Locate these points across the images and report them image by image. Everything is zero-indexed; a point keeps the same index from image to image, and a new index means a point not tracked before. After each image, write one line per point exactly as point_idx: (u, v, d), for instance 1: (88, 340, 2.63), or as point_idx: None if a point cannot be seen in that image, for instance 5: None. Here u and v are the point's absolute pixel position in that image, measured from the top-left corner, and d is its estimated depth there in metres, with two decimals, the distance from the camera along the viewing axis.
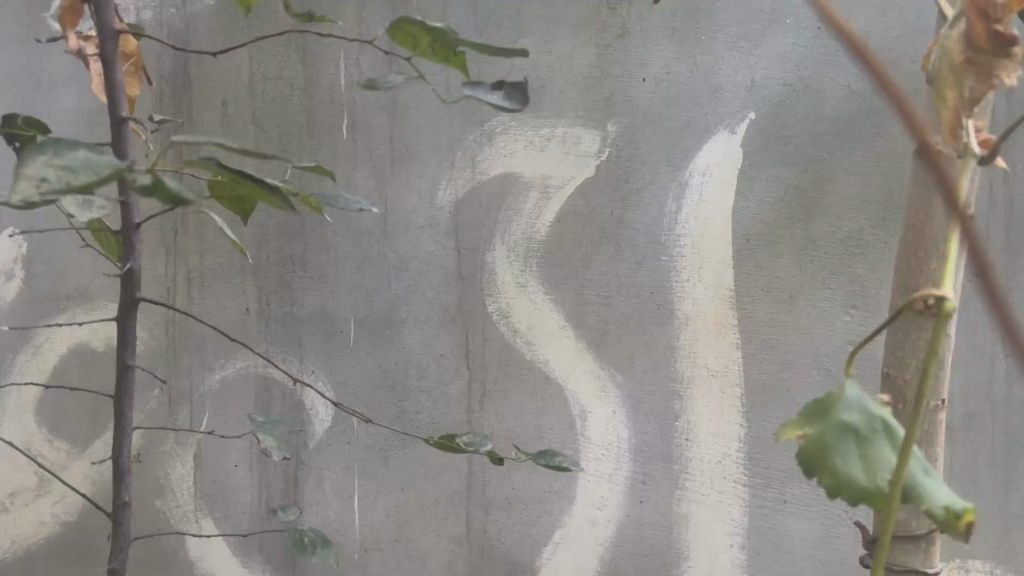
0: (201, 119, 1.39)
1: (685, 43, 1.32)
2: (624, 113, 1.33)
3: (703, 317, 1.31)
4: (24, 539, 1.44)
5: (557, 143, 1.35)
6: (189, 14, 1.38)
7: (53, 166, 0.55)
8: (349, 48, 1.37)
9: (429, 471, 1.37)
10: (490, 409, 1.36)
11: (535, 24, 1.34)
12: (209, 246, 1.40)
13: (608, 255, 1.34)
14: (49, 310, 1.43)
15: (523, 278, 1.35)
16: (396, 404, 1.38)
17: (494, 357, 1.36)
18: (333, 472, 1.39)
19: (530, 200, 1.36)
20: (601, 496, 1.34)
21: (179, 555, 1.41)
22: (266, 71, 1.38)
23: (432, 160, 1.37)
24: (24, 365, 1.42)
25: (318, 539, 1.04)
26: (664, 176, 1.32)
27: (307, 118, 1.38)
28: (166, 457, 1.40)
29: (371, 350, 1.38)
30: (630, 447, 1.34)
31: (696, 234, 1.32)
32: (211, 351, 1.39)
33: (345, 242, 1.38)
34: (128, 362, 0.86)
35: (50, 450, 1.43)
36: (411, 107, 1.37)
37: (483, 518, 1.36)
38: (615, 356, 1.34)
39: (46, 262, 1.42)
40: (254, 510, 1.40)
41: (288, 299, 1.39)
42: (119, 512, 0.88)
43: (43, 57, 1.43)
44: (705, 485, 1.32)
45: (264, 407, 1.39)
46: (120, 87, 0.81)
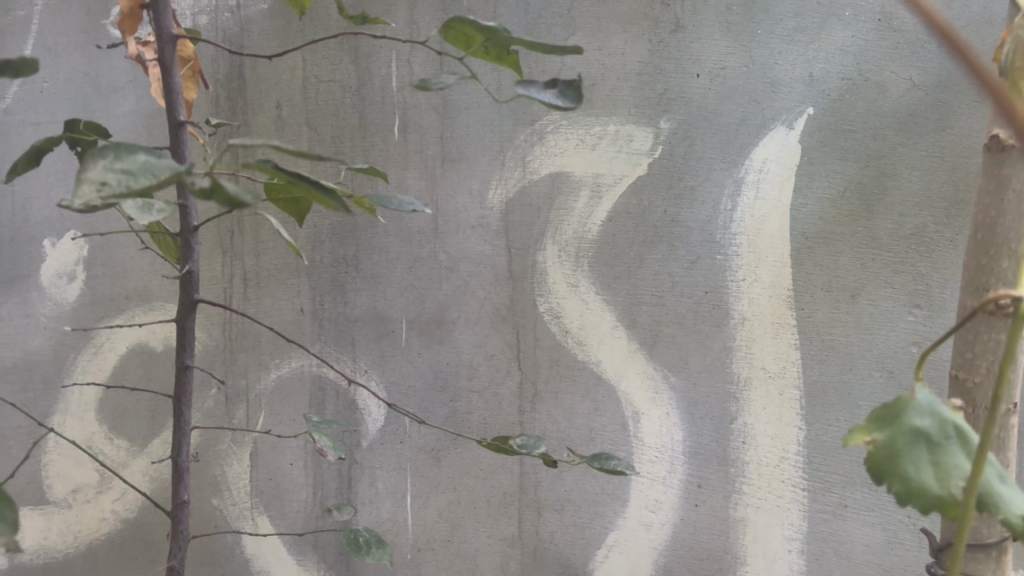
0: (255, 122, 1.40)
1: (741, 37, 1.29)
2: (677, 109, 1.31)
3: (760, 316, 1.29)
4: (86, 535, 1.47)
5: (610, 141, 1.34)
6: (244, 18, 1.39)
7: (113, 171, 0.56)
8: (401, 50, 1.38)
9: (481, 471, 1.37)
10: (542, 410, 1.35)
11: (587, 21, 1.33)
12: (264, 246, 1.41)
13: (660, 255, 1.32)
14: (109, 311, 1.46)
15: (574, 278, 1.34)
16: (447, 404, 1.38)
17: (546, 357, 1.35)
18: (386, 472, 1.39)
19: (582, 199, 1.35)
20: (654, 499, 1.32)
21: (235, 553, 1.42)
22: (319, 73, 1.39)
23: (483, 160, 1.37)
24: (85, 364, 1.46)
25: (372, 539, 1.04)
26: (719, 173, 1.30)
27: (359, 120, 1.39)
28: (222, 455, 1.43)
29: (423, 350, 1.38)
30: (684, 449, 1.32)
31: (751, 232, 1.29)
32: (267, 350, 1.41)
33: (397, 242, 1.39)
34: (187, 363, 0.87)
35: (111, 448, 1.46)
36: (461, 107, 1.37)
37: (536, 520, 1.35)
38: (668, 357, 1.32)
39: (106, 263, 1.46)
40: (308, 508, 1.41)
41: (341, 299, 1.40)
42: (178, 510, 0.89)
43: (103, 63, 1.46)
44: (763, 489, 1.29)
45: (318, 407, 1.41)
46: (179, 92, 0.82)
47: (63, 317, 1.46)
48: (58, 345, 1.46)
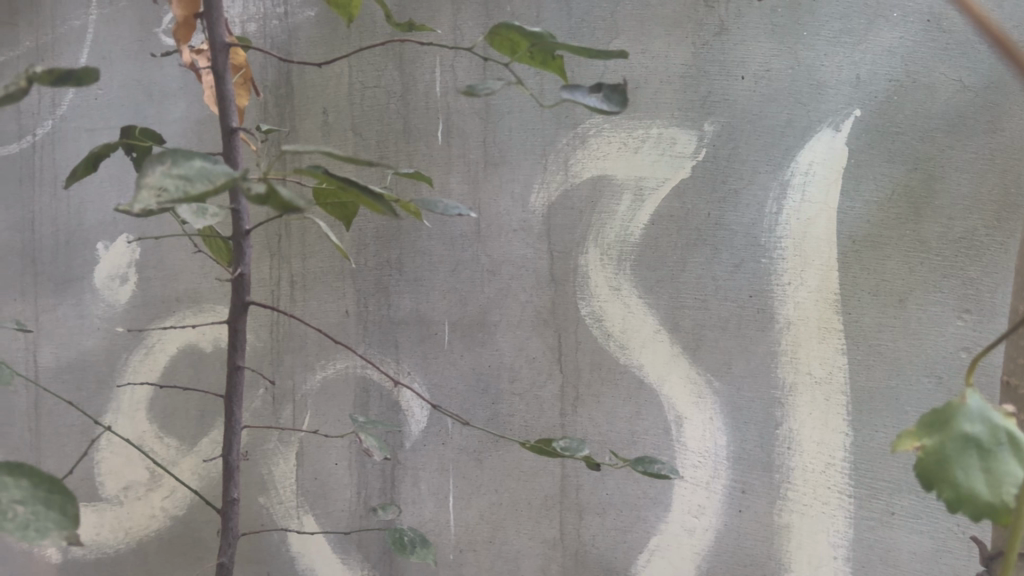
0: (302, 127, 1.43)
1: (786, 39, 1.29)
2: (721, 112, 1.31)
3: (806, 320, 1.28)
4: (136, 532, 1.50)
5: (652, 143, 1.34)
6: (291, 25, 1.42)
7: (171, 176, 0.58)
8: (445, 55, 1.39)
9: (523, 474, 1.37)
10: (584, 414, 1.35)
11: (630, 24, 1.33)
12: (311, 249, 1.44)
13: (704, 258, 1.31)
14: (160, 312, 1.49)
15: (616, 282, 1.34)
16: (489, 406, 1.39)
17: (588, 361, 1.35)
18: (428, 473, 1.41)
19: (624, 203, 1.35)
20: (698, 504, 1.31)
21: (280, 551, 1.45)
22: (365, 79, 1.42)
23: (525, 164, 1.38)
24: (136, 365, 1.49)
25: (417, 539, 1.05)
26: (764, 175, 1.29)
27: (403, 125, 1.41)
28: (269, 454, 1.46)
29: (465, 352, 1.39)
30: (728, 454, 1.31)
31: (797, 235, 1.28)
32: (313, 351, 1.44)
33: (440, 245, 1.40)
34: (238, 364, 0.90)
35: (161, 446, 1.50)
36: (504, 111, 1.38)
37: (578, 522, 1.35)
38: (712, 361, 1.31)
39: (158, 266, 1.49)
40: (352, 508, 1.43)
41: (385, 302, 1.42)
42: (228, 508, 0.91)
43: (155, 69, 1.49)
44: (809, 495, 1.28)
45: (363, 407, 1.43)
46: (231, 99, 0.83)
47: (116, 318, 1.50)
48: (111, 345, 1.50)
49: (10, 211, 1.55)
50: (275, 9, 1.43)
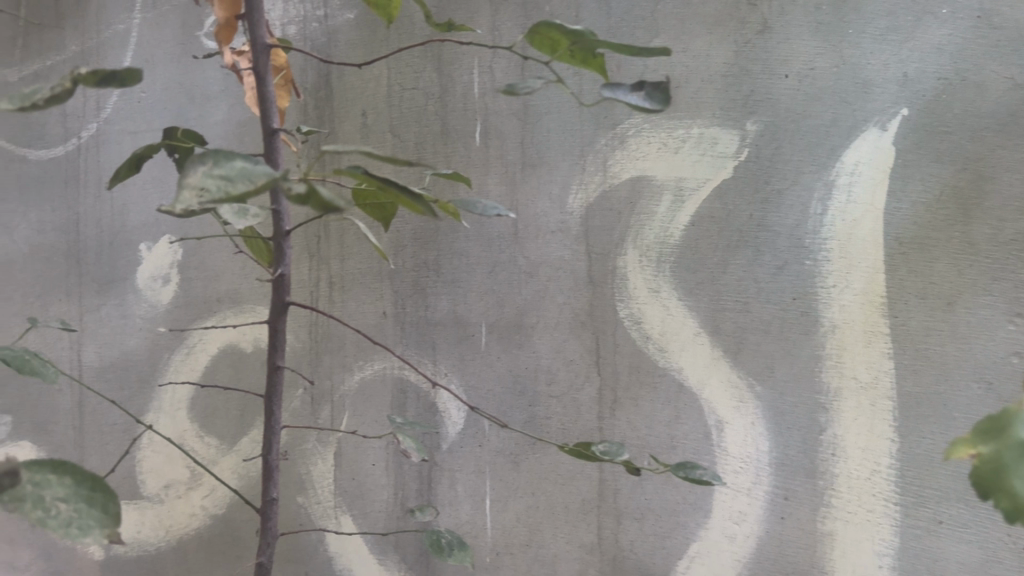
0: (341, 129, 1.45)
1: (830, 38, 1.26)
2: (764, 111, 1.29)
3: (851, 324, 1.25)
4: (177, 530, 1.52)
5: (693, 143, 1.32)
6: (330, 28, 1.43)
7: (212, 176, 0.58)
8: (483, 56, 1.39)
9: (560, 477, 1.36)
10: (622, 417, 1.33)
11: (671, 23, 1.32)
12: (349, 250, 1.46)
13: (746, 260, 1.29)
14: (202, 312, 1.50)
15: (655, 284, 1.33)
16: (526, 409, 1.38)
17: (626, 363, 1.34)
18: (465, 475, 1.40)
19: (664, 204, 1.33)
20: (738, 510, 1.29)
21: (319, 550, 1.46)
22: (403, 81, 1.43)
23: (564, 165, 1.37)
24: (177, 365, 1.51)
25: (454, 541, 1.05)
26: (808, 176, 1.27)
27: (441, 126, 1.41)
28: (308, 454, 1.47)
29: (502, 354, 1.39)
30: (770, 460, 1.28)
31: (842, 237, 1.25)
32: (350, 352, 1.45)
33: (477, 246, 1.40)
34: (278, 364, 0.90)
35: (201, 445, 1.50)
36: (542, 112, 1.37)
37: (615, 527, 1.34)
38: (753, 365, 1.29)
39: (199, 267, 1.50)
40: (389, 508, 1.43)
41: (423, 303, 1.43)
42: (268, 507, 0.92)
43: (197, 72, 1.51)
44: (853, 503, 1.25)
45: (400, 408, 1.43)
46: (272, 100, 0.83)
47: (158, 318, 1.52)
48: (153, 345, 1.52)
49: (56, 213, 1.58)
50: (315, 12, 1.44)
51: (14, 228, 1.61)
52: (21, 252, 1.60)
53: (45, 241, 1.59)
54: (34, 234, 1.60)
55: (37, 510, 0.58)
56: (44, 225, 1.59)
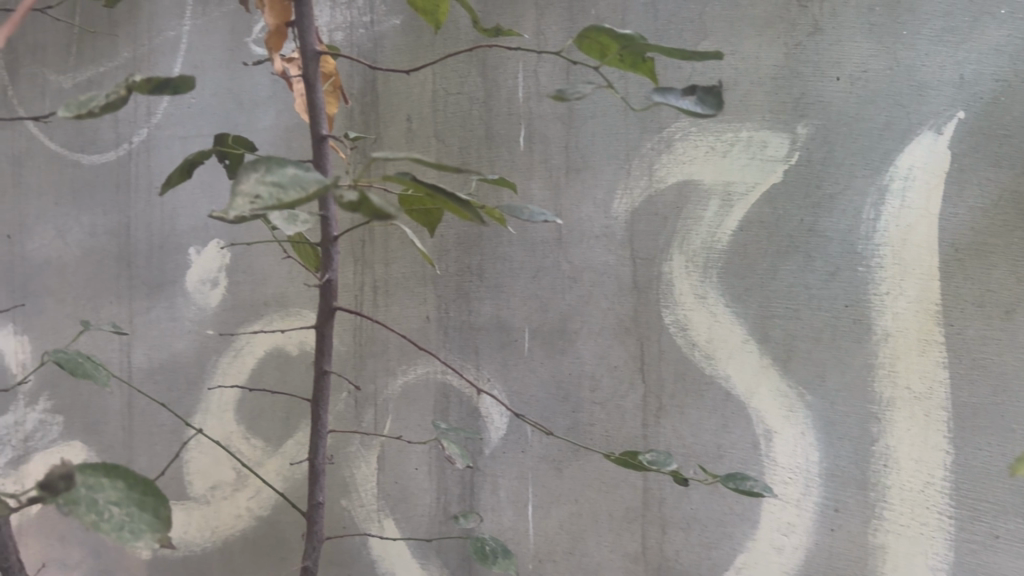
0: (387, 134, 1.45)
1: (884, 39, 1.23)
2: (815, 115, 1.26)
3: (904, 333, 1.22)
4: (223, 530, 1.53)
5: (742, 147, 1.30)
6: (377, 33, 1.44)
7: (264, 184, 0.58)
8: (528, 60, 1.39)
9: (604, 485, 1.35)
10: (667, 425, 1.32)
11: (720, 25, 1.30)
12: (394, 255, 1.46)
13: (796, 266, 1.27)
14: (249, 316, 1.52)
15: (701, 290, 1.31)
16: (570, 415, 1.37)
17: (671, 371, 1.32)
18: (508, 480, 1.40)
19: (711, 208, 1.31)
20: (787, 522, 1.27)
21: (362, 553, 1.46)
22: (448, 86, 1.43)
23: (609, 169, 1.36)
24: (224, 367, 1.53)
25: (498, 549, 1.04)
26: (861, 181, 1.24)
27: (485, 131, 1.41)
28: (352, 457, 1.48)
29: (545, 360, 1.38)
30: (820, 471, 1.26)
31: (896, 243, 1.22)
32: (394, 356, 1.45)
33: (521, 251, 1.40)
34: (325, 368, 0.90)
35: (247, 447, 1.52)
36: (588, 116, 1.36)
37: (660, 536, 1.32)
38: (804, 374, 1.26)
39: (246, 270, 1.52)
40: (432, 513, 1.43)
41: (466, 307, 1.42)
42: (314, 511, 0.92)
43: (245, 78, 1.52)
44: (906, 515, 1.22)
45: (443, 413, 1.43)
46: (322, 107, 0.84)
47: (206, 321, 1.54)
48: (200, 348, 1.54)
49: (107, 217, 1.61)
50: (361, 17, 1.44)
51: (66, 231, 1.64)
52: (73, 255, 1.63)
53: (97, 244, 1.62)
54: (86, 238, 1.63)
55: (92, 514, 0.58)
56: (95, 228, 1.62)
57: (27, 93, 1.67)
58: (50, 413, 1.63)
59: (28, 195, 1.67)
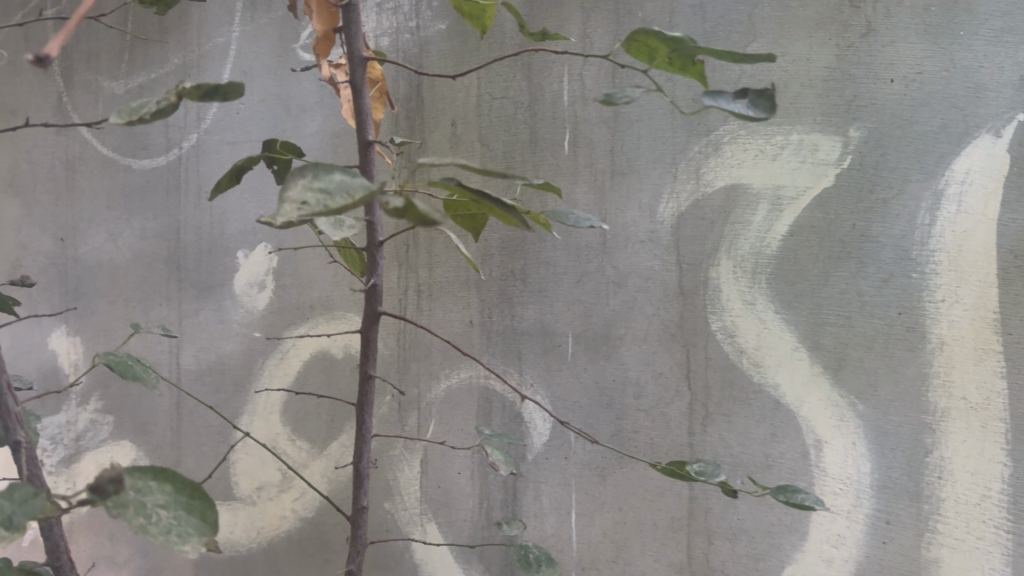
0: (431, 139, 1.46)
1: (940, 40, 1.20)
2: (868, 117, 1.23)
3: (960, 341, 1.18)
4: (268, 531, 1.54)
5: (792, 151, 1.27)
6: (422, 38, 1.44)
7: (311, 190, 0.58)
8: (574, 63, 1.38)
9: (649, 493, 1.33)
10: (714, 433, 1.30)
11: (769, 27, 1.28)
12: (437, 259, 1.46)
13: (848, 273, 1.24)
14: (295, 319, 1.53)
15: (750, 296, 1.29)
16: (614, 421, 1.35)
17: (718, 378, 1.30)
18: (551, 487, 1.39)
19: (760, 213, 1.29)
20: (837, 533, 1.24)
21: (405, 557, 1.47)
22: (493, 91, 1.42)
23: (655, 173, 1.34)
24: (271, 369, 1.54)
25: (542, 557, 1.03)
26: (915, 185, 1.21)
27: (530, 135, 1.41)
28: (395, 460, 1.48)
29: (589, 366, 1.37)
30: (872, 483, 1.23)
31: (952, 249, 1.19)
32: (438, 360, 1.45)
33: (565, 256, 1.39)
34: (369, 372, 0.90)
35: (293, 449, 1.53)
36: (633, 119, 1.35)
37: (706, 546, 1.30)
38: (855, 383, 1.23)
39: (293, 274, 1.53)
40: (475, 518, 1.42)
41: (510, 312, 1.42)
42: (358, 515, 0.92)
43: (292, 84, 1.54)
44: (960, 529, 1.18)
45: (485, 418, 1.42)
46: (368, 113, 0.84)
47: (253, 324, 1.56)
48: (247, 350, 1.56)
49: (158, 220, 1.64)
50: (407, 23, 1.45)
51: (118, 234, 1.67)
52: (124, 258, 1.66)
53: (148, 247, 1.65)
54: (137, 240, 1.66)
55: (140, 517, 0.58)
56: (146, 231, 1.65)
57: (81, 98, 1.71)
58: (101, 413, 1.66)
59: (81, 199, 1.71)
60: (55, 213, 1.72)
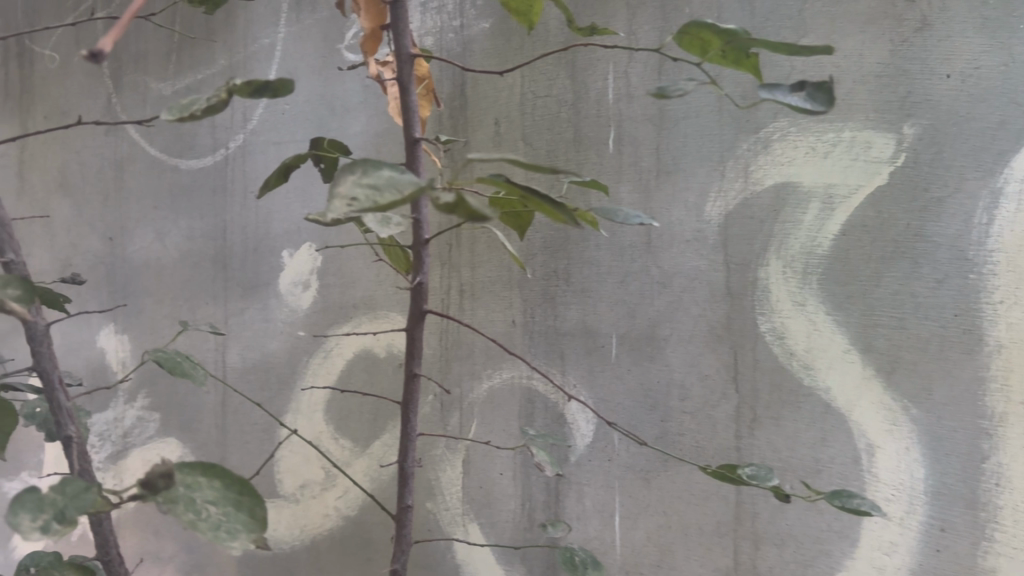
0: (474, 138, 1.46)
1: (999, 33, 1.15)
2: (923, 113, 1.20)
3: (1020, 344, 1.14)
4: (311, 529, 1.55)
5: (844, 148, 1.24)
6: (466, 37, 1.44)
7: (361, 185, 0.58)
8: (619, 60, 1.36)
9: (694, 497, 1.31)
10: (762, 437, 1.27)
11: (820, 22, 1.25)
12: (480, 259, 1.46)
13: (902, 273, 1.20)
14: (338, 318, 1.53)
15: (800, 297, 1.26)
16: (658, 424, 1.34)
17: (766, 381, 1.27)
18: (594, 489, 1.37)
19: (811, 212, 1.26)
20: (889, 541, 1.20)
21: (447, 557, 1.47)
22: (537, 89, 1.42)
23: (701, 171, 1.32)
24: (314, 368, 1.55)
25: (588, 559, 1.02)
26: (971, 183, 1.17)
27: (573, 133, 1.39)
28: (437, 460, 1.48)
29: (632, 367, 1.36)
30: (926, 489, 1.19)
31: (1011, 249, 1.15)
32: (480, 360, 1.45)
33: (608, 255, 1.37)
34: (415, 371, 0.90)
35: (336, 447, 1.54)
36: (680, 117, 1.33)
37: (753, 552, 1.27)
38: (908, 387, 1.20)
39: (336, 273, 1.54)
40: (517, 519, 1.41)
41: (552, 312, 1.41)
42: (403, 514, 0.92)
43: (335, 83, 1.54)
44: (1019, 538, 1.13)
45: (527, 419, 1.42)
46: (415, 110, 0.83)
47: (297, 323, 1.57)
48: (291, 349, 1.57)
49: (204, 220, 1.66)
50: (451, 22, 1.45)
51: (165, 234, 1.69)
52: (171, 257, 1.68)
53: (194, 246, 1.66)
54: (184, 240, 1.68)
55: (189, 513, 0.59)
56: (193, 231, 1.67)
57: (130, 101, 1.74)
58: (148, 411, 1.69)
59: (130, 199, 1.73)
60: (104, 213, 1.75)
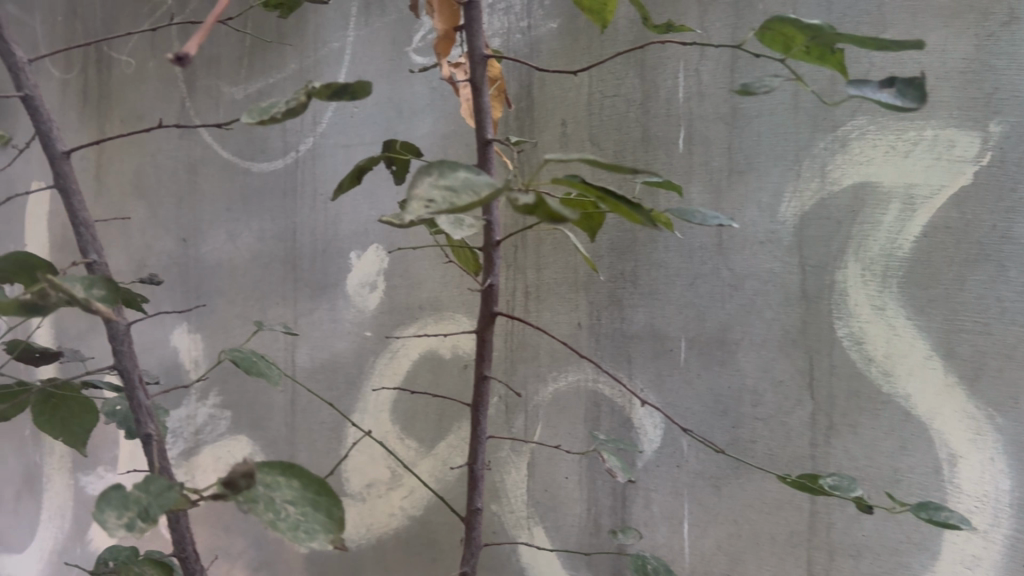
0: (542, 138, 1.45)
1: None
2: (1011, 111, 1.14)
3: None
4: (376, 529, 1.57)
5: (926, 147, 1.20)
6: (533, 38, 1.43)
7: (438, 188, 0.57)
8: (690, 59, 1.34)
9: (766, 505, 1.28)
10: (838, 445, 1.24)
11: (901, 17, 1.21)
12: (546, 261, 1.46)
13: (987, 277, 1.15)
14: (405, 319, 1.54)
15: (879, 301, 1.22)
16: (729, 430, 1.31)
17: (843, 388, 1.24)
18: (661, 495, 1.35)
19: (891, 213, 1.22)
20: (972, 555, 1.15)
21: (512, 560, 1.46)
22: (605, 89, 1.41)
23: (775, 171, 1.29)
24: (382, 368, 1.56)
25: (660, 567, 1.01)
26: None
27: (642, 133, 1.38)
28: (502, 462, 1.48)
29: (702, 371, 1.33)
30: (1012, 501, 1.13)
31: None
32: (545, 363, 1.44)
33: (677, 257, 1.35)
34: (484, 373, 0.90)
35: (402, 447, 1.55)
36: (752, 115, 1.30)
37: (828, 564, 1.24)
38: (994, 395, 1.14)
39: (403, 274, 1.55)
40: (582, 524, 1.40)
41: (619, 315, 1.40)
42: (472, 517, 0.91)
43: (403, 86, 1.55)
44: None
45: (593, 422, 1.40)
46: (488, 111, 0.83)
47: (365, 323, 1.58)
48: (359, 349, 1.58)
49: (275, 222, 1.68)
50: (519, 22, 1.45)
51: (237, 235, 1.73)
52: (243, 257, 1.72)
53: (264, 247, 1.69)
54: (254, 241, 1.71)
55: (269, 512, 0.60)
56: (264, 233, 1.70)
57: (204, 105, 1.78)
58: (219, 408, 1.72)
59: (203, 201, 1.77)
60: (179, 214, 1.80)
